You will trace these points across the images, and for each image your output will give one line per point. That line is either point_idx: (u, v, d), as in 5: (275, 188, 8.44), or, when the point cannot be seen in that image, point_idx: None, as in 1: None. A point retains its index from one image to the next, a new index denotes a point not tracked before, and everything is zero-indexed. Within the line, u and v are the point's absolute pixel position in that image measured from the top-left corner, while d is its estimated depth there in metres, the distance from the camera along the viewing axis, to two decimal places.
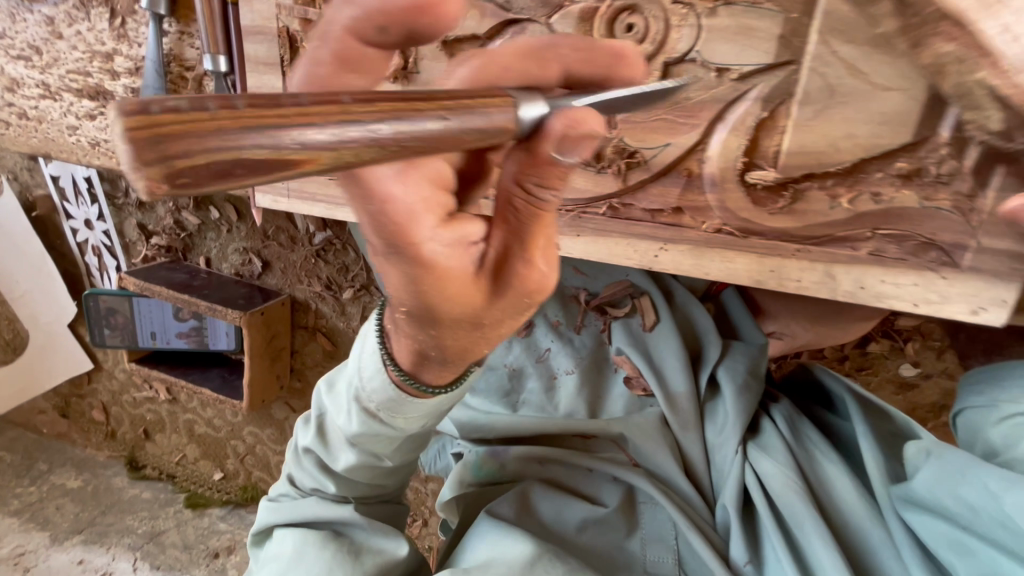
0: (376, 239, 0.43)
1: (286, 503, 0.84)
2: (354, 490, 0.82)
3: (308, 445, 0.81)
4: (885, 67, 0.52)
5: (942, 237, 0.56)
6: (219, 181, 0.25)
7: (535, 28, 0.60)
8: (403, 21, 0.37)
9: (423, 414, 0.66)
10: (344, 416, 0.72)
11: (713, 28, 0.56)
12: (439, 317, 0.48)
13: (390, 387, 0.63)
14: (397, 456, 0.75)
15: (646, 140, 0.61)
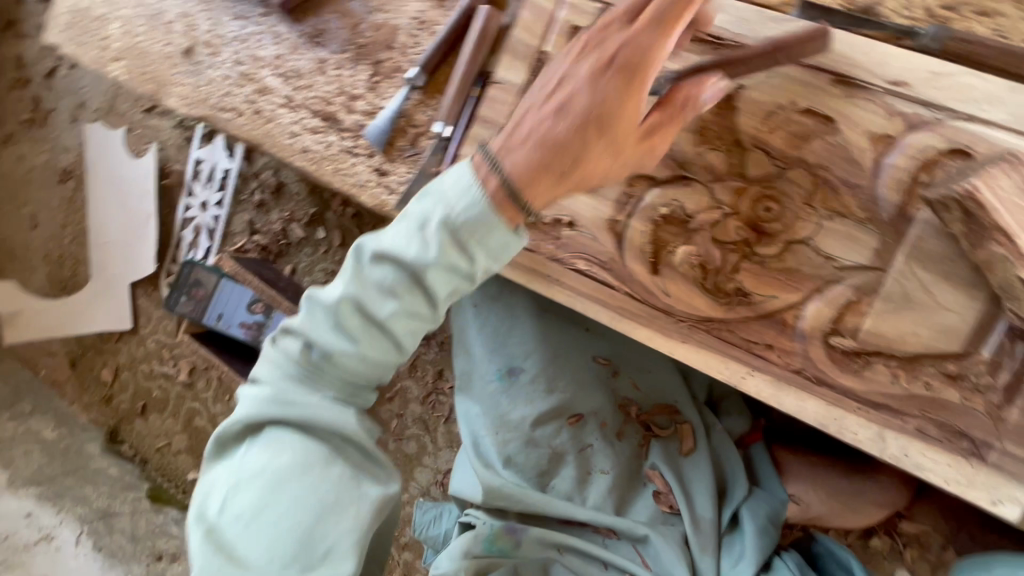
0: (623, 60, 0.68)
1: (281, 378, 0.72)
2: (367, 363, 0.71)
3: (333, 306, 0.69)
4: (949, 294, 0.72)
5: (973, 432, 0.72)
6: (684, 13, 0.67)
7: (699, 186, 0.82)
8: None
9: (493, 252, 0.69)
10: (412, 249, 0.66)
11: (830, 229, 0.77)
12: (597, 128, 0.69)
13: (483, 208, 0.66)
14: (436, 307, 0.70)
15: (760, 288, 0.79)
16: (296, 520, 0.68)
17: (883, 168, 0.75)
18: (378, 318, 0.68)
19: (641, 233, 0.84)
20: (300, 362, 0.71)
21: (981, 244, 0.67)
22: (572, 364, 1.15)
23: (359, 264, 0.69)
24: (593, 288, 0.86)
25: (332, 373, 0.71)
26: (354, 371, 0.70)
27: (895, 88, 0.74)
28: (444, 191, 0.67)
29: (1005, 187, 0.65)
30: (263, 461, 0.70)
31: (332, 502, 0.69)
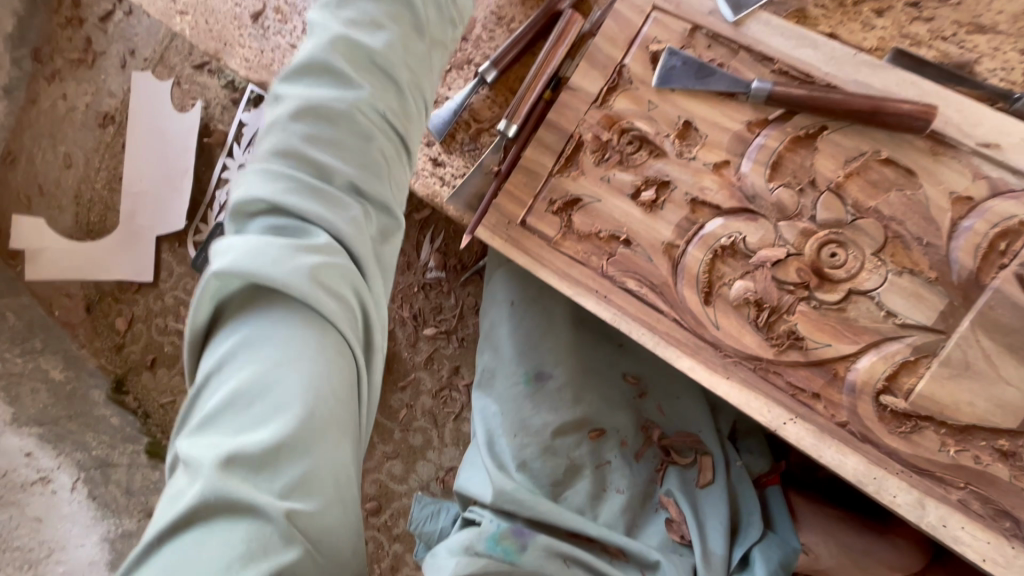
0: None
1: (276, 188, 0.61)
2: (375, 128, 0.68)
3: (324, 65, 0.68)
4: (1012, 367, 0.70)
5: (1018, 512, 0.69)
6: None
7: (765, 222, 0.80)
8: None
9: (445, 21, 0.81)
10: None
11: (896, 284, 0.75)
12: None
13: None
14: (425, 67, 0.77)
15: (815, 334, 0.77)
16: (286, 417, 0.55)
17: (960, 232, 0.73)
18: (375, 50, 0.70)
19: (698, 261, 0.83)
20: (305, 152, 0.64)
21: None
22: (601, 382, 1.15)
23: (326, 19, 0.72)
24: (639, 309, 0.85)
25: (339, 142, 0.65)
26: (364, 135, 0.67)
27: (985, 150, 0.72)
28: None
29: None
30: (248, 335, 0.59)
31: (330, 398, 0.58)
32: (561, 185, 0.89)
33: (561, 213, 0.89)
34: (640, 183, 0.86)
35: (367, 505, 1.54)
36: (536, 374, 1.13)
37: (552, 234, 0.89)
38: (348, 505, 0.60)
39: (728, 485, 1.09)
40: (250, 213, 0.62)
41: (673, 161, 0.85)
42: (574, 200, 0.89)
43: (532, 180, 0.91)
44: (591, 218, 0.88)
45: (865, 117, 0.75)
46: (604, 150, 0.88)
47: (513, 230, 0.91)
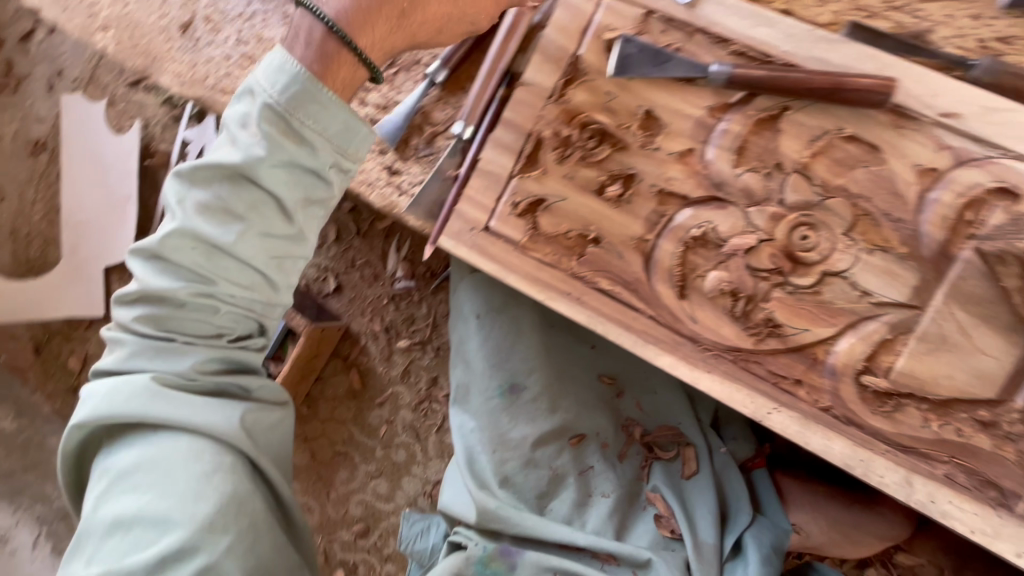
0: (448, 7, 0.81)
1: (129, 353, 0.75)
2: (215, 265, 0.73)
3: (168, 252, 0.72)
4: (987, 337, 0.70)
5: (1003, 482, 0.70)
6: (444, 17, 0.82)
7: (734, 210, 0.78)
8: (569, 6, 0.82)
9: (330, 129, 0.74)
10: (239, 145, 0.72)
11: (868, 263, 0.74)
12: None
13: (307, 84, 0.72)
14: (300, 183, 0.75)
15: (792, 319, 0.76)
16: (175, 524, 0.70)
17: (928, 204, 0.72)
18: (222, 243, 0.72)
19: (670, 254, 0.80)
20: (155, 299, 0.74)
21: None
22: (578, 384, 1.13)
23: (181, 195, 0.73)
24: (614, 308, 0.82)
25: (173, 285, 0.72)
26: (201, 278, 0.73)
27: (947, 120, 0.72)
28: (258, 79, 0.73)
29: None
30: (139, 457, 0.74)
31: (221, 498, 0.73)
32: (524, 187, 0.85)
33: (526, 215, 0.85)
34: (604, 178, 0.83)
35: (354, 528, 1.50)
36: (511, 386, 1.11)
37: (519, 237, 0.86)
38: (276, 545, 0.78)
39: (713, 474, 1.08)
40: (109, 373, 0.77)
41: (637, 153, 0.82)
42: (538, 201, 0.85)
43: (492, 183, 0.87)
44: (557, 217, 0.84)
45: (826, 95, 0.73)
46: (565, 146, 0.84)
47: (478, 237, 0.87)
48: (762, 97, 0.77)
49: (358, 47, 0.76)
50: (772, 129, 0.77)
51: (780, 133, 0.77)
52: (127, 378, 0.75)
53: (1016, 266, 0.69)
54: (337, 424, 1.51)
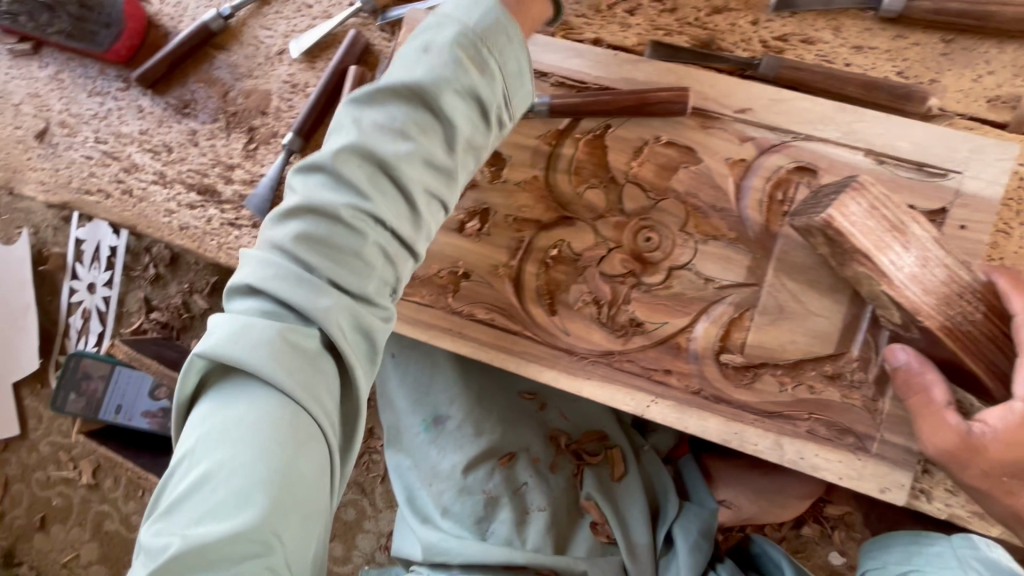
0: None
1: (269, 273, 0.63)
2: (378, 186, 0.64)
3: (334, 174, 0.64)
4: (817, 300, 0.78)
5: (858, 427, 0.76)
6: None
7: (582, 225, 0.84)
8: None
9: (506, 70, 0.70)
10: (425, 59, 0.66)
11: (705, 252, 0.81)
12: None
13: (502, 18, 0.69)
14: (471, 115, 0.68)
15: (651, 316, 0.82)
16: (255, 499, 0.58)
17: (744, 191, 0.80)
18: (387, 166, 0.64)
19: (534, 275, 0.85)
20: (312, 217, 0.64)
21: (846, 263, 0.71)
22: (500, 404, 1.13)
23: (356, 114, 0.66)
24: (494, 335, 0.86)
25: (336, 200, 0.63)
26: (361, 194, 0.63)
27: (742, 116, 0.80)
28: (446, 25, 0.68)
29: (856, 213, 0.68)
30: (228, 403, 0.62)
31: (293, 473, 0.61)
32: None
33: None
34: (462, 216, 0.87)
35: None
36: (435, 417, 1.11)
37: None
38: (317, 553, 0.68)
39: (641, 473, 1.13)
40: (251, 303, 0.64)
41: (488, 187, 0.87)
42: None
43: None
44: (427, 260, 0.88)
45: (635, 112, 0.81)
46: None
47: None
48: (586, 123, 0.84)
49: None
50: (596, 150, 0.84)
51: (603, 154, 0.84)
52: (262, 309, 0.63)
53: (821, 235, 0.71)
54: None
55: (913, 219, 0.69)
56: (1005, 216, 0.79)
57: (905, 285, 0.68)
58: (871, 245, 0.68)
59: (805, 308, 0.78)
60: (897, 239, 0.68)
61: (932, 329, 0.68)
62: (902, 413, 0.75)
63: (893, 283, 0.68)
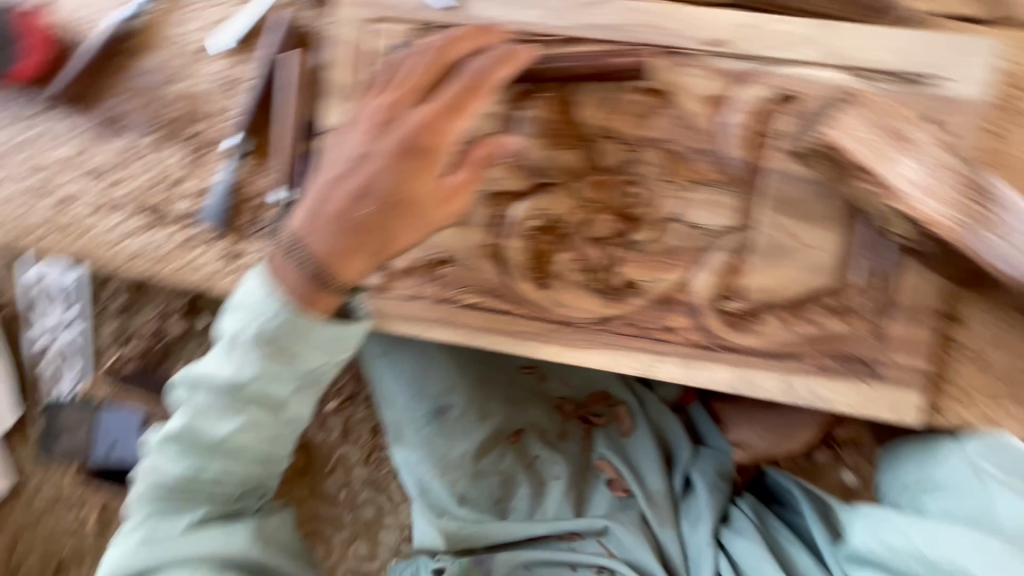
0: (366, 213, 0.69)
1: (139, 516, 0.75)
2: (218, 452, 0.73)
3: (176, 451, 0.74)
4: (812, 234, 0.75)
5: (867, 356, 0.75)
6: (350, 236, 0.69)
7: (561, 189, 0.78)
8: (361, 236, 0.69)
9: (321, 347, 0.72)
10: (233, 353, 0.71)
11: (692, 201, 0.77)
12: (410, 160, 0.69)
13: (293, 314, 0.69)
14: (292, 381, 0.72)
15: (645, 275, 0.78)
16: None
17: (723, 127, 0.74)
18: (220, 437, 0.73)
19: (518, 251, 0.80)
20: (161, 476, 0.74)
21: (846, 181, 0.69)
22: (500, 386, 1.12)
23: (186, 395, 0.74)
24: (485, 321, 0.82)
25: (181, 467, 0.73)
26: (200, 457, 0.73)
27: (716, 47, 0.74)
28: (247, 308, 0.71)
29: (850, 127, 0.64)
30: None
31: None
32: None
33: None
34: None
35: None
36: (437, 410, 1.08)
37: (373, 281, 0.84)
38: None
39: (650, 424, 1.11)
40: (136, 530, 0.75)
41: None
42: None
43: None
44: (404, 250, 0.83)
45: (590, 79, 0.76)
46: None
47: None
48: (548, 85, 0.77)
49: (342, 280, 0.69)
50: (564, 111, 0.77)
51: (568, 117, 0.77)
52: (140, 528, 0.74)
53: None
54: (296, 505, 1.46)
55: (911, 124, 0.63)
56: (995, 118, 0.75)
57: (912, 196, 0.63)
58: None
59: (801, 243, 0.75)
60: (890, 152, 0.65)
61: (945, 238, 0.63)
62: (909, 335, 0.74)
63: (901, 197, 0.63)
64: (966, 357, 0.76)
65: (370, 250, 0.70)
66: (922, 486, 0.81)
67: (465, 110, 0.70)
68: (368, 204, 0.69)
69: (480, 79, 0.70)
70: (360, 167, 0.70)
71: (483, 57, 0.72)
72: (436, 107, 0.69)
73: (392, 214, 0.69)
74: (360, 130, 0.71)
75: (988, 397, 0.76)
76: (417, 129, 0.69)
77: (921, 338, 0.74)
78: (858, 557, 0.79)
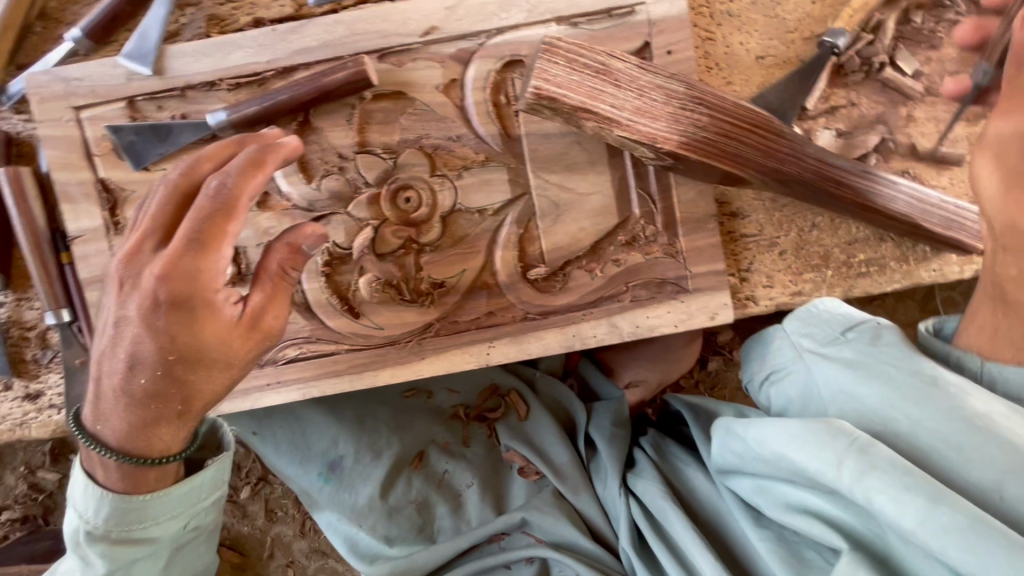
0: (149, 384, 0.62)
1: None
2: None
3: None
4: (583, 181, 0.77)
5: (671, 274, 0.79)
6: (147, 411, 0.63)
7: (338, 217, 0.77)
8: (156, 407, 0.63)
9: (172, 511, 0.70)
10: (80, 558, 0.68)
11: (465, 186, 0.77)
12: (169, 315, 0.59)
13: (120, 502, 0.67)
14: (157, 556, 0.70)
15: (448, 271, 0.78)
16: None
17: (469, 109, 0.76)
18: None
19: (320, 290, 0.78)
20: None
21: (577, 124, 0.67)
22: (385, 416, 1.08)
23: None
24: (315, 367, 0.80)
25: None
26: None
27: (430, 37, 0.75)
28: (76, 508, 0.68)
29: (558, 72, 0.64)
30: None
31: None
32: None
33: None
34: None
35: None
36: (329, 464, 1.04)
37: None
38: None
39: (542, 400, 1.11)
40: None
41: None
42: None
43: None
44: None
45: (319, 101, 0.74)
46: None
47: None
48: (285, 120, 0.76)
49: (155, 459, 0.66)
50: (315, 141, 0.76)
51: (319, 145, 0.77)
52: None
53: (548, 110, 0.67)
54: None
55: (611, 55, 0.66)
56: (702, 25, 0.81)
57: (633, 122, 0.65)
58: (585, 97, 0.64)
59: (576, 193, 0.77)
60: (603, 81, 0.65)
61: (675, 151, 0.66)
62: (698, 243, 0.78)
63: (622, 124, 0.65)
64: (755, 244, 0.81)
65: (174, 416, 0.64)
66: (765, 379, 0.77)
67: (218, 242, 0.59)
68: (148, 377, 0.61)
69: (223, 199, 0.59)
70: (122, 335, 0.61)
71: (224, 170, 0.61)
72: (176, 248, 0.58)
73: (182, 377, 0.62)
74: (113, 292, 0.62)
75: (790, 272, 0.82)
76: (162, 280, 0.59)
77: (710, 242, 0.78)
78: (728, 470, 0.74)
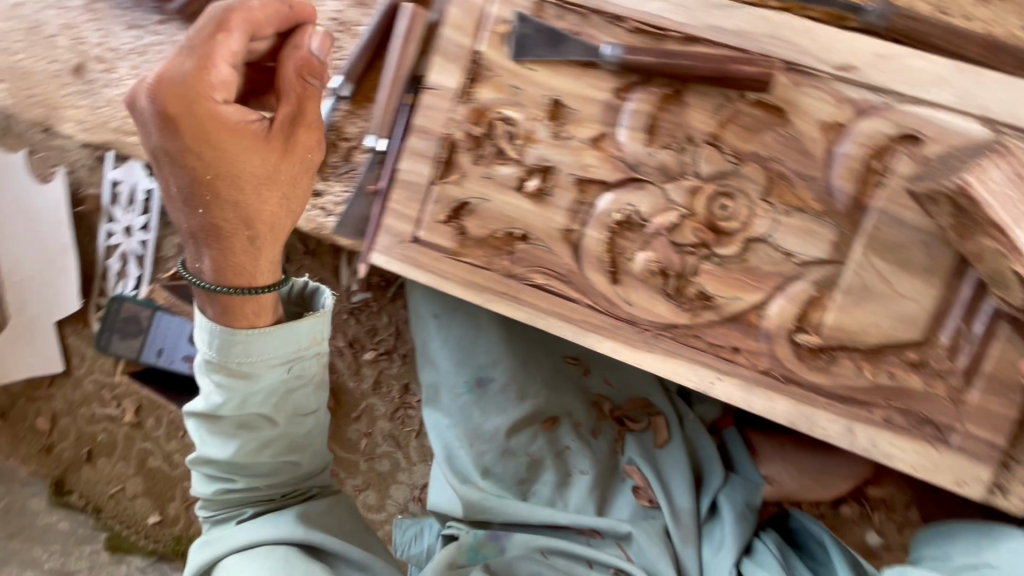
0: (208, 207, 0.70)
1: (211, 531, 0.87)
2: (241, 469, 0.84)
3: (212, 475, 0.85)
4: (907, 282, 0.72)
5: (937, 417, 0.73)
6: (218, 233, 0.72)
7: (653, 189, 0.78)
8: (222, 230, 0.72)
9: (277, 350, 0.78)
10: (208, 387, 0.81)
11: (787, 225, 0.75)
12: (195, 138, 0.66)
13: (225, 334, 0.77)
14: (262, 392, 0.80)
15: (722, 290, 0.77)
16: None
17: (836, 158, 0.73)
18: (228, 457, 0.82)
19: (598, 241, 0.80)
20: (212, 496, 0.86)
21: (970, 236, 0.66)
22: (543, 368, 1.10)
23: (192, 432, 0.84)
24: (552, 303, 0.83)
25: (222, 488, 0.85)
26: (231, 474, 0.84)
27: (843, 73, 0.72)
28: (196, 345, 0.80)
29: (997, 178, 0.63)
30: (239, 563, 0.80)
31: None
32: (445, 193, 0.84)
33: (452, 222, 0.85)
34: (522, 174, 0.82)
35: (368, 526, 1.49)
36: (476, 380, 1.08)
37: (448, 243, 0.85)
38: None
39: (684, 438, 1.09)
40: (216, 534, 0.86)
41: (550, 143, 0.81)
42: (461, 206, 0.84)
43: (414, 193, 0.85)
44: (484, 220, 0.84)
45: (710, 81, 0.74)
46: (478, 146, 0.83)
47: (408, 249, 0.86)
48: (660, 82, 0.76)
49: (238, 287, 0.75)
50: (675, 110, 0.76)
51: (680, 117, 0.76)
52: (213, 534, 0.86)
53: (947, 203, 0.66)
54: None
55: None
56: None
57: None
58: (1011, 218, 0.61)
59: (892, 290, 0.72)
60: None
61: None
62: (986, 406, 0.71)
63: None
64: None
65: (247, 237, 0.73)
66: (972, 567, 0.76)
67: (210, 52, 0.66)
68: (208, 199, 0.70)
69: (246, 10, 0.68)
70: (162, 166, 0.69)
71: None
72: (173, 79, 0.65)
73: (240, 194, 0.70)
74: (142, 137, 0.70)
75: None
76: (161, 111, 0.65)
77: (1003, 413, 0.71)
78: None
